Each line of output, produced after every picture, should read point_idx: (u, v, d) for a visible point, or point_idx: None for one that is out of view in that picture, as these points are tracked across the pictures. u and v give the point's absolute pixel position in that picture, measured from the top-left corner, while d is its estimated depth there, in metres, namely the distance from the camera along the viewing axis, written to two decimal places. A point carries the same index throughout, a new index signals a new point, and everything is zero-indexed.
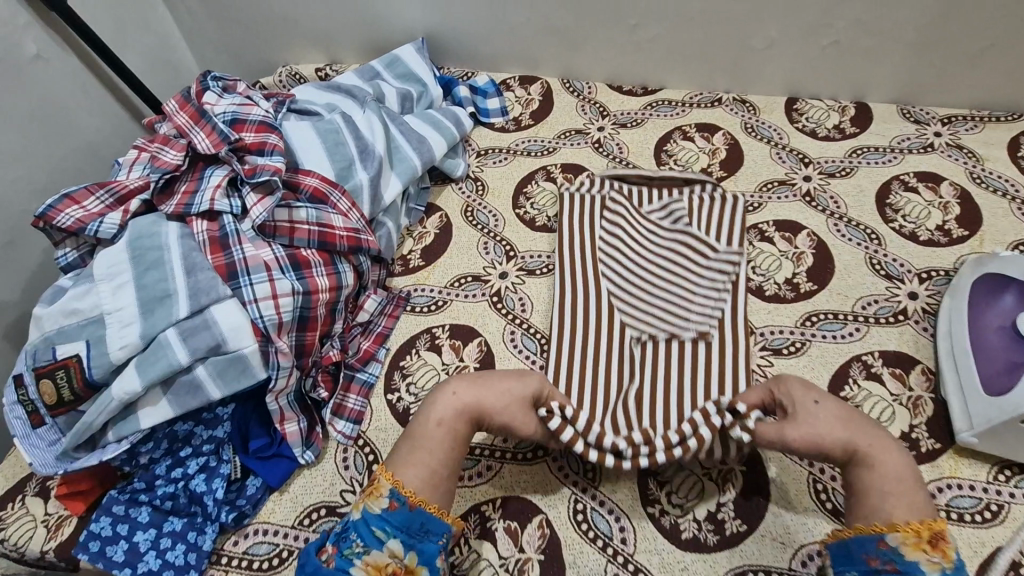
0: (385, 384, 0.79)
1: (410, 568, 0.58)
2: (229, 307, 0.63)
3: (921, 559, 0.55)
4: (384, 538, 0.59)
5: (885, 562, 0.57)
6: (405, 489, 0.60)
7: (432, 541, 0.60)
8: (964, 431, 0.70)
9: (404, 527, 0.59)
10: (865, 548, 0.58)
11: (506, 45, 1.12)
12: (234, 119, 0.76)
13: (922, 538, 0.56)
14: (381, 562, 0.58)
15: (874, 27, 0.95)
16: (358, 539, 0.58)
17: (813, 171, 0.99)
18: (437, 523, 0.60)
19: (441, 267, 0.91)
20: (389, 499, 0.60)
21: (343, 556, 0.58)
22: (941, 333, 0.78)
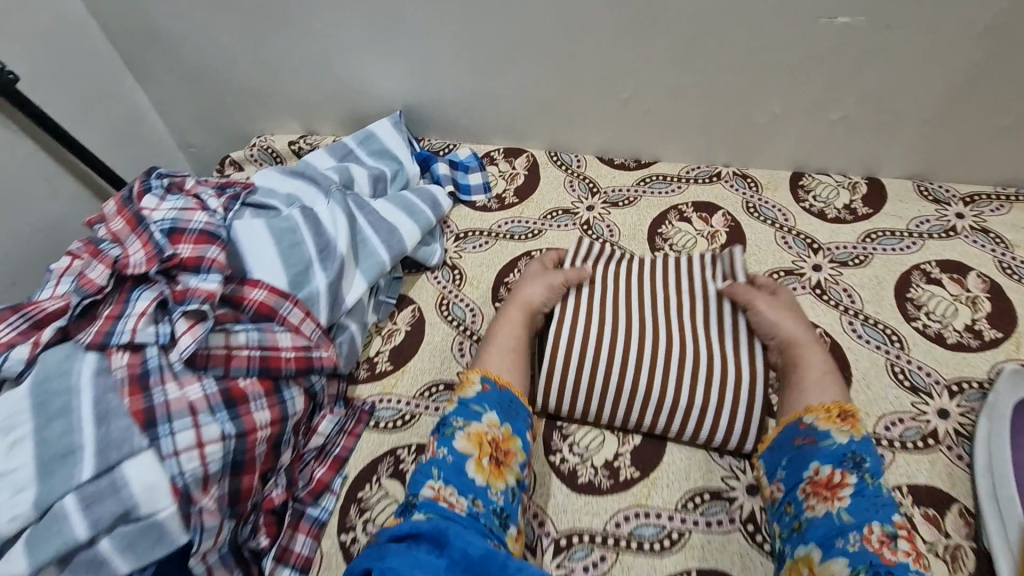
0: (339, 520, 0.69)
1: (507, 437, 0.67)
2: (143, 464, 0.54)
3: (831, 428, 0.64)
4: (482, 411, 0.67)
5: (804, 437, 0.65)
6: (493, 376, 0.72)
7: (520, 420, 0.69)
8: None
9: (499, 404, 0.69)
10: (790, 433, 0.67)
11: (490, 118, 1.05)
12: (172, 227, 0.68)
13: (832, 413, 0.66)
14: (481, 432, 0.66)
15: (887, 103, 0.87)
16: (459, 417, 0.66)
17: (824, 258, 0.90)
18: (520, 406, 0.71)
19: (411, 372, 0.82)
20: (481, 383, 0.70)
21: (446, 433, 0.65)
22: (980, 468, 0.67)
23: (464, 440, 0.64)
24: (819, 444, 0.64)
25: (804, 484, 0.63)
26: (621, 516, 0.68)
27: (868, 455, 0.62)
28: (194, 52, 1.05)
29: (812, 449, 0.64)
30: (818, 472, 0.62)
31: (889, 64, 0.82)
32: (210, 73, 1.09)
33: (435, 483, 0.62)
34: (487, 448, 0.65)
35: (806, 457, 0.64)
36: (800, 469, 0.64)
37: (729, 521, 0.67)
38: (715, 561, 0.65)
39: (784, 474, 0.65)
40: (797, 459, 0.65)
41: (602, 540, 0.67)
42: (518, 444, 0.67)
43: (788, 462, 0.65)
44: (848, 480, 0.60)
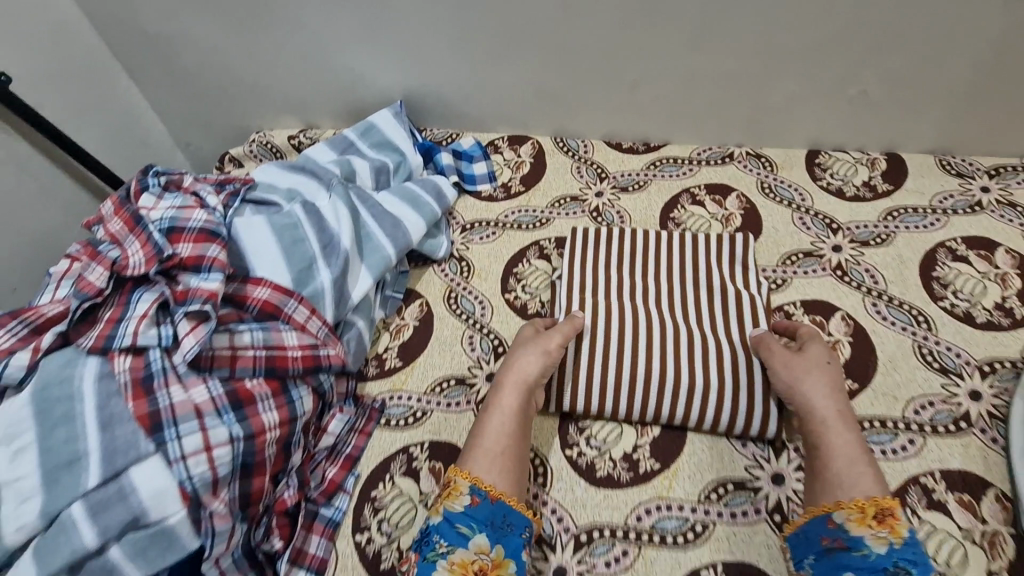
0: (353, 521, 0.68)
1: (497, 562, 0.58)
2: (150, 470, 0.53)
3: (866, 534, 0.56)
4: (469, 534, 0.59)
5: (835, 540, 0.57)
6: (484, 484, 0.61)
7: (515, 536, 0.60)
8: None
9: (489, 521, 0.60)
10: (818, 531, 0.58)
11: (493, 105, 1.02)
12: (171, 226, 0.66)
13: (867, 514, 0.57)
14: (467, 560, 0.57)
15: (910, 76, 0.84)
16: (443, 540, 0.58)
17: (844, 239, 0.86)
18: (516, 517, 0.61)
19: (421, 367, 0.80)
20: (470, 495, 0.60)
21: (427, 560, 0.58)
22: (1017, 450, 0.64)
23: (445, 572, 0.56)
24: (851, 551, 0.56)
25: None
26: (642, 509, 0.67)
27: (912, 567, 0.54)
28: (188, 49, 1.03)
29: (843, 555, 0.56)
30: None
31: (910, 36, 0.78)
32: (205, 71, 1.07)
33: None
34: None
35: (837, 563, 0.56)
36: (832, 575, 0.56)
37: (755, 512, 0.65)
38: (741, 552, 0.63)
39: (812, 574, 0.57)
40: (828, 562, 0.56)
41: (623, 534, 0.65)
42: (511, 569, 0.58)
43: (817, 566, 0.57)
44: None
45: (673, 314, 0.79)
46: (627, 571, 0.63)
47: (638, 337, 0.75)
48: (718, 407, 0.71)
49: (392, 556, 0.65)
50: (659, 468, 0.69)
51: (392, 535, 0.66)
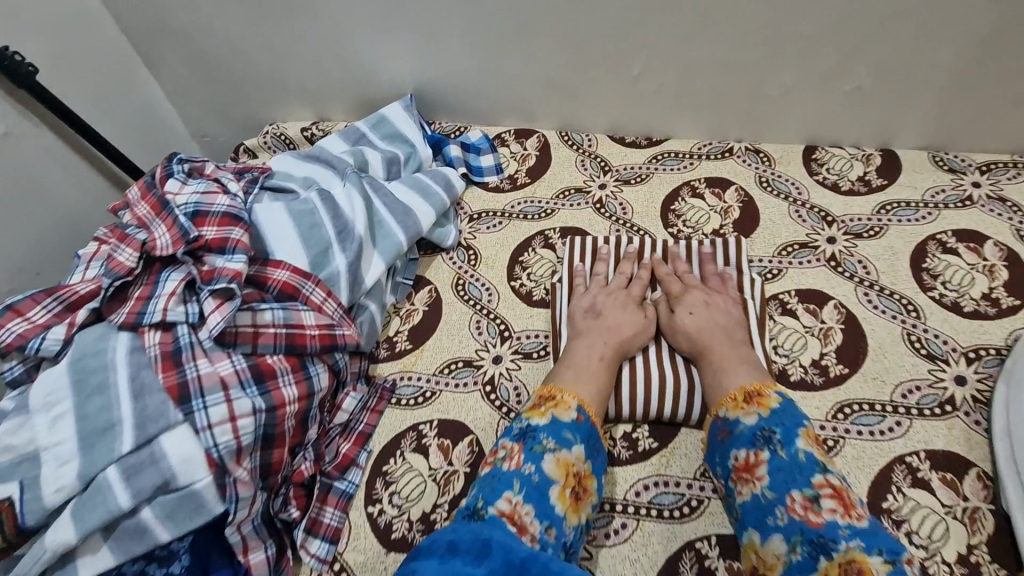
0: (366, 493, 0.71)
1: (587, 475, 0.65)
2: (180, 437, 0.56)
3: (740, 414, 0.67)
4: (573, 440, 0.65)
5: (722, 429, 0.68)
6: (588, 408, 0.69)
7: (600, 461, 0.68)
8: None
9: (586, 438, 0.67)
10: (714, 428, 0.69)
11: (502, 98, 1.06)
12: (195, 210, 0.69)
13: (740, 400, 0.68)
14: (570, 461, 0.64)
15: (904, 73, 0.87)
16: (551, 437, 0.65)
17: (838, 231, 0.89)
18: (602, 446, 0.69)
19: (430, 350, 0.84)
20: (577, 412, 0.68)
21: (535, 451, 0.64)
22: (997, 432, 0.68)
23: (553, 464, 0.63)
24: (732, 432, 0.67)
25: (731, 473, 0.65)
26: (640, 485, 0.70)
27: (776, 428, 0.64)
28: (207, 41, 1.06)
29: (728, 439, 0.67)
30: (739, 456, 0.65)
31: (906, 33, 0.81)
32: (222, 62, 1.10)
33: (512, 496, 0.60)
34: (572, 480, 0.63)
35: (726, 447, 0.67)
36: (723, 456, 0.66)
37: None
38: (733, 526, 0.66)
39: (715, 465, 0.67)
40: (720, 449, 0.67)
41: (622, 508, 0.69)
42: (594, 485, 0.66)
43: (720, 460, 0.67)
44: (762, 457, 0.63)
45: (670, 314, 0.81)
46: (625, 542, 0.66)
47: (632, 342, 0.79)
48: None
49: (403, 526, 0.69)
50: (657, 447, 0.73)
51: (403, 507, 0.70)
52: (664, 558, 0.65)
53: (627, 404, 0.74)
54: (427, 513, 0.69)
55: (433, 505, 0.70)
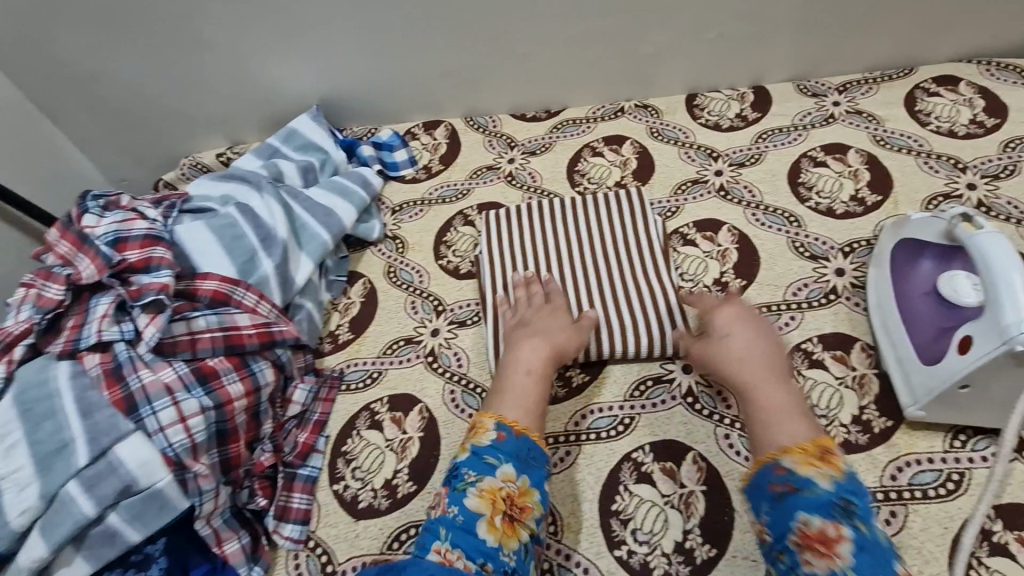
0: (329, 474, 0.76)
1: (523, 491, 0.63)
2: (134, 445, 0.60)
3: (813, 473, 0.57)
4: (497, 464, 0.64)
5: (785, 483, 0.58)
6: (509, 421, 0.68)
7: (539, 470, 0.66)
8: (911, 406, 0.69)
9: (514, 453, 0.65)
10: (768, 476, 0.60)
11: (406, 96, 1.11)
12: (116, 238, 0.72)
13: (811, 454, 0.59)
14: (495, 487, 0.62)
15: (755, 14, 0.97)
16: (471, 470, 0.63)
17: (723, 164, 0.99)
18: (538, 451, 0.67)
19: (372, 336, 0.88)
20: (497, 431, 0.66)
21: (458, 489, 0.62)
22: (873, 306, 0.77)
23: (476, 499, 0.61)
24: (801, 491, 0.57)
25: (794, 538, 0.55)
26: (579, 415, 0.77)
27: (856, 499, 0.55)
28: (110, 83, 1.08)
29: (795, 498, 0.57)
30: (808, 523, 0.55)
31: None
32: (128, 104, 1.12)
33: (440, 546, 0.59)
34: (502, 506, 0.61)
35: (787, 506, 0.57)
36: (786, 518, 0.56)
37: (671, 399, 0.76)
38: (664, 433, 0.74)
39: (768, 519, 0.58)
40: (779, 507, 0.58)
41: (565, 438, 0.75)
42: (536, 498, 0.64)
43: (771, 513, 0.58)
44: (843, 533, 0.53)
45: (596, 268, 0.87)
46: (571, 467, 0.73)
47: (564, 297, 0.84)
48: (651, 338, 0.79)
49: (368, 496, 0.73)
50: (589, 381, 0.80)
51: (366, 479, 0.75)
52: (606, 473, 0.72)
53: None
54: (389, 479, 0.74)
55: (393, 471, 0.75)
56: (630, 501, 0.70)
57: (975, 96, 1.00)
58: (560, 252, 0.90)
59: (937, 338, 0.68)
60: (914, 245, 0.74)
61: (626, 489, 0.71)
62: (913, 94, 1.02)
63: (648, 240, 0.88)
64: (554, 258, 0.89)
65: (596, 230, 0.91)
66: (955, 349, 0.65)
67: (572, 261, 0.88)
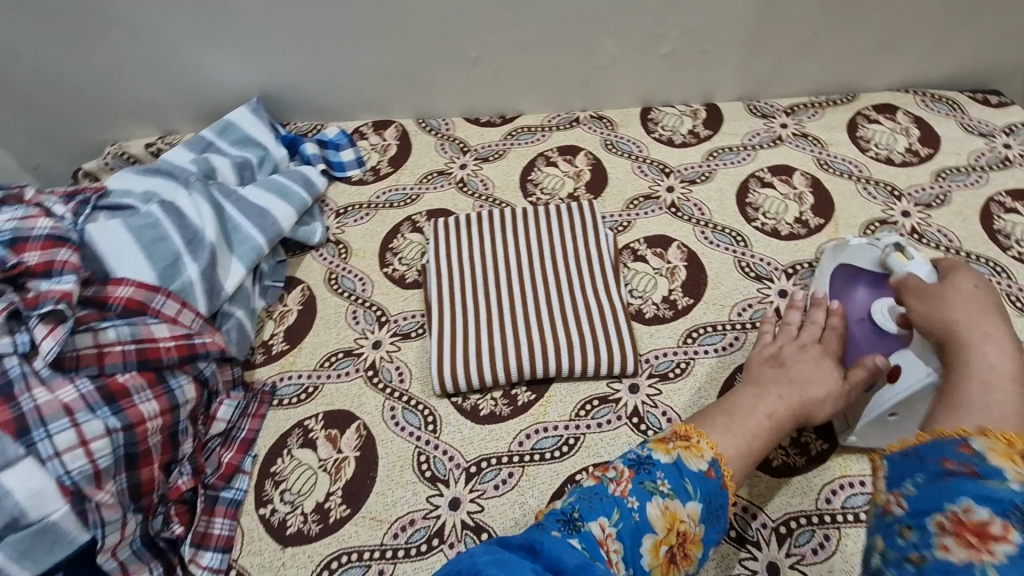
0: (255, 497, 0.71)
1: (694, 539, 0.55)
2: (23, 472, 0.53)
3: (1008, 466, 0.43)
4: (692, 494, 0.55)
5: (962, 464, 0.45)
6: (723, 464, 0.59)
7: (715, 531, 0.56)
8: (849, 436, 0.71)
9: (707, 497, 0.56)
10: (940, 451, 0.46)
11: (354, 93, 1.06)
12: (14, 237, 0.65)
13: (1017, 448, 0.44)
14: (677, 517, 0.54)
15: (705, 33, 0.99)
16: (667, 480, 0.55)
17: (675, 180, 0.99)
18: (725, 511, 0.57)
19: (308, 347, 0.83)
20: (709, 465, 0.58)
21: (645, 486, 0.55)
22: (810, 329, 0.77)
23: (658, 513, 0.53)
24: (982, 479, 0.43)
25: (939, 518, 0.43)
26: (523, 435, 0.75)
27: None
28: (21, 60, 0.97)
29: (966, 482, 0.43)
30: (970, 511, 0.42)
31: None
32: (42, 84, 1.01)
33: (606, 524, 0.52)
34: (675, 538, 0.53)
35: (950, 487, 0.44)
36: (941, 497, 0.44)
37: (616, 419, 0.76)
38: (607, 453, 0.73)
39: (913, 491, 0.46)
40: (937, 484, 0.45)
41: (508, 459, 0.73)
42: (698, 554, 0.55)
43: (919, 489, 0.46)
44: (1012, 535, 0.40)
45: (546, 281, 0.85)
46: (512, 489, 0.71)
47: (513, 310, 0.82)
48: (596, 355, 0.77)
49: (298, 521, 0.69)
50: (534, 399, 0.78)
51: (295, 502, 0.70)
52: (548, 496, 0.70)
53: (513, 366, 0.77)
54: (320, 503, 0.70)
55: (326, 493, 0.71)
56: None
57: (910, 125, 1.04)
58: (511, 264, 0.87)
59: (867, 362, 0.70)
60: (852, 269, 0.75)
61: None
62: (854, 120, 1.06)
63: (599, 255, 0.87)
64: (504, 269, 0.87)
65: (548, 242, 0.89)
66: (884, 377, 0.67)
67: (522, 273, 0.86)
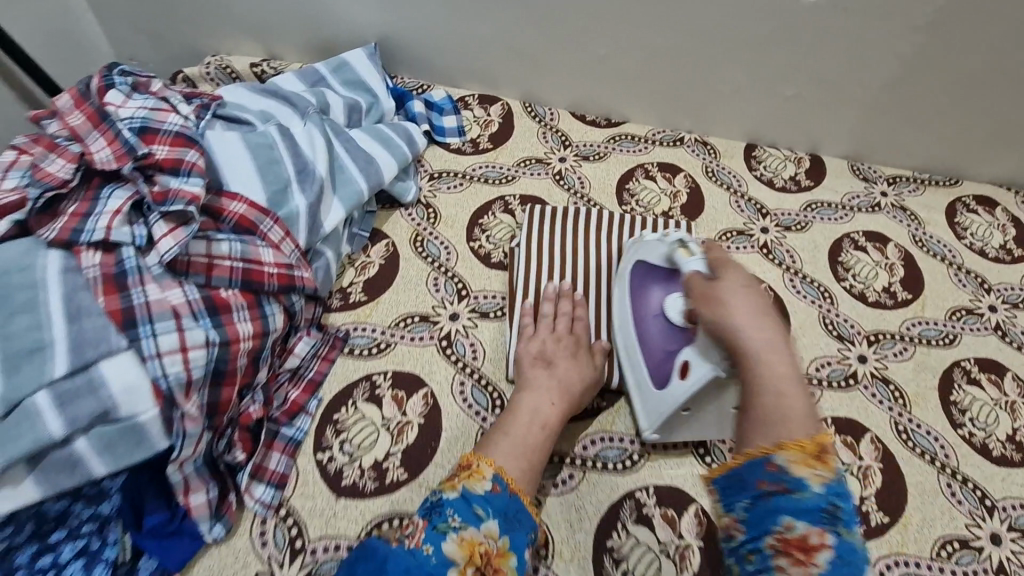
0: (315, 440, 0.70)
1: (502, 552, 0.58)
2: (123, 365, 0.52)
3: (808, 475, 0.47)
4: (483, 516, 0.58)
5: (773, 484, 0.48)
6: (506, 475, 0.63)
7: (523, 534, 0.60)
8: (647, 431, 0.72)
9: (503, 512, 0.60)
10: (755, 473, 0.49)
11: (468, 61, 1.05)
12: (144, 126, 0.63)
13: (809, 453, 0.48)
14: (475, 540, 0.57)
15: (833, 84, 0.96)
16: (457, 514, 0.58)
17: (771, 223, 0.98)
18: (526, 516, 0.62)
19: (386, 303, 0.82)
20: (491, 481, 0.61)
21: (438, 529, 0.57)
22: (618, 326, 0.79)
23: (454, 545, 0.56)
24: (791, 494, 0.48)
25: (771, 540, 0.47)
26: (587, 440, 0.74)
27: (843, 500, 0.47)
28: None
29: (782, 500, 0.48)
30: (790, 528, 0.47)
31: (830, 48, 0.91)
32: None
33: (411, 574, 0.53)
34: (477, 560, 0.56)
35: (773, 506, 0.48)
36: (766, 519, 0.48)
37: (683, 445, 0.74)
38: (669, 477, 0.71)
39: (744, 516, 0.50)
40: (763, 505, 0.49)
41: (570, 460, 0.72)
42: (513, 562, 0.57)
43: (754, 514, 0.49)
44: (827, 541, 0.46)
45: None
46: (572, 492, 0.70)
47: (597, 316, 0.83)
48: None
49: (354, 474, 0.68)
50: (604, 406, 0.77)
51: (354, 455, 0.69)
52: (606, 507, 0.69)
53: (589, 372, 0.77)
54: (379, 461, 0.69)
55: (385, 453, 0.70)
56: (625, 541, 0.67)
57: (1008, 223, 1.03)
58: (601, 268, 0.87)
59: (663, 360, 0.71)
60: (646, 269, 0.76)
61: (623, 527, 0.68)
62: (954, 206, 1.05)
63: None
64: (592, 271, 0.86)
65: None
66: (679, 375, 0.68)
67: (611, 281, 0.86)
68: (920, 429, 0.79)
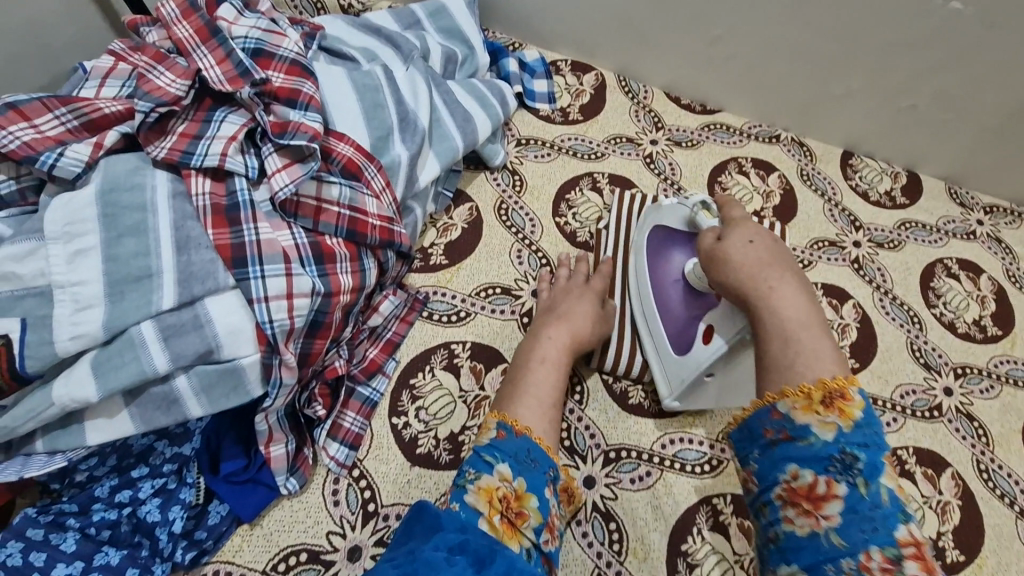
0: (390, 404, 0.67)
1: (521, 495, 0.50)
2: (229, 304, 0.49)
3: (812, 421, 0.43)
4: (494, 462, 0.51)
5: (779, 431, 0.44)
6: (512, 421, 0.56)
7: (538, 473, 0.52)
8: (668, 398, 0.70)
9: (513, 454, 0.52)
10: (760, 419, 0.46)
11: (565, 24, 0.97)
12: (257, 50, 0.59)
13: (814, 399, 0.44)
14: (493, 487, 0.49)
15: (956, 103, 0.86)
16: (470, 467, 0.51)
17: (863, 237, 0.94)
18: (540, 454, 0.54)
19: (467, 269, 0.78)
20: (498, 430, 0.55)
21: (458, 487, 0.50)
22: (635, 293, 0.75)
23: (473, 495, 0.48)
24: (794, 443, 0.43)
25: (779, 491, 0.43)
26: (666, 438, 0.71)
27: (860, 454, 0.41)
28: None
29: (786, 449, 0.44)
30: (796, 477, 0.42)
31: (968, 61, 0.80)
32: None
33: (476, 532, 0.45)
34: (497, 505, 0.48)
35: (779, 455, 0.44)
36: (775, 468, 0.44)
37: None
38: None
39: (756, 469, 0.45)
40: (770, 456, 0.45)
41: (647, 457, 0.70)
42: (534, 503, 0.50)
43: (763, 467, 0.45)
44: (836, 491, 0.40)
45: None
46: (648, 489, 0.68)
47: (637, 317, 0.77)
48: None
49: (429, 443, 0.65)
50: None
51: (429, 424, 0.66)
52: (683, 509, 0.67)
53: None
54: (455, 433, 0.66)
55: (461, 426, 0.67)
56: (700, 547, 0.65)
57: None
58: None
59: (684, 328, 0.68)
60: (665, 233, 0.72)
61: (699, 532, 0.66)
62: None
63: None
64: None
65: None
66: (701, 338, 0.65)
67: None
68: (1001, 470, 0.77)
